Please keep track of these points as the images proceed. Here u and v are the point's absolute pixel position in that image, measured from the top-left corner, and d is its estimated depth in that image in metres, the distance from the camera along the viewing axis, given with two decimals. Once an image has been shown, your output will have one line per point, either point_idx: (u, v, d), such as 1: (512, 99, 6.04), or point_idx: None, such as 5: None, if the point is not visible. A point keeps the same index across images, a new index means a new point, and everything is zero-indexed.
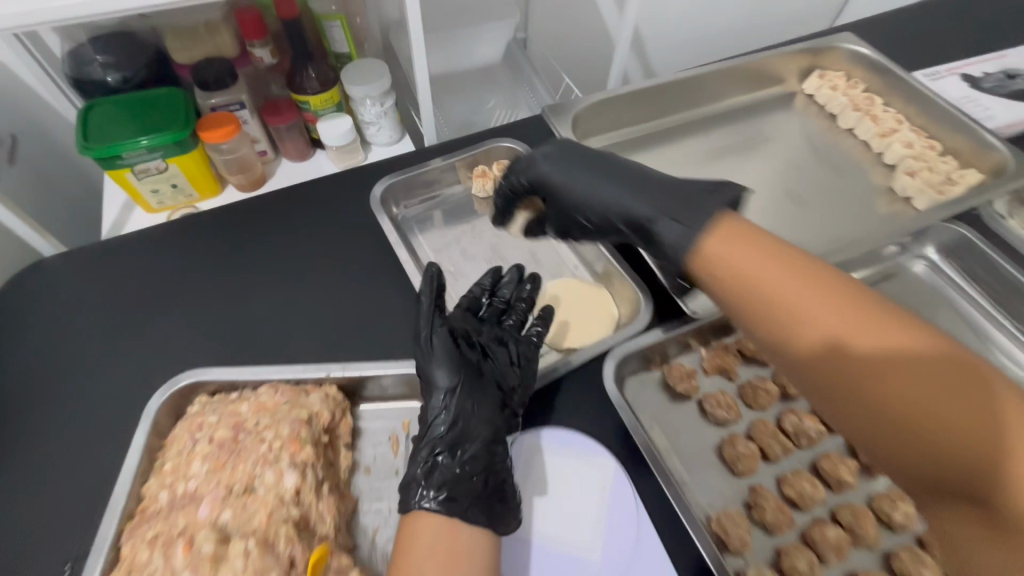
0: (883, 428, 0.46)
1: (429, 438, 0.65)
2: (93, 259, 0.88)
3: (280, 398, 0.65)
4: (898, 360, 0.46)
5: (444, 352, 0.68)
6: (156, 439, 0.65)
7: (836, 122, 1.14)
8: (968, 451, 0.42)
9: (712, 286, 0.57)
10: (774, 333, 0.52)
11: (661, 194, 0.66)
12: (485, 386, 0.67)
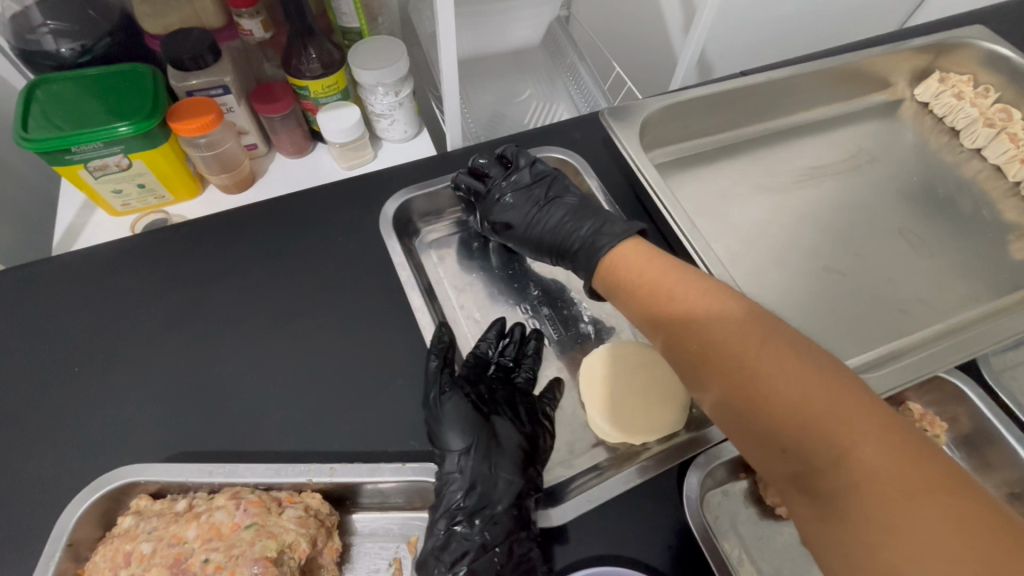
0: (732, 405, 0.45)
1: (443, 506, 0.52)
2: (33, 284, 0.70)
3: (243, 519, 0.47)
4: (747, 338, 0.45)
5: (456, 415, 0.55)
6: (77, 562, 0.48)
7: (956, 139, 0.91)
8: (810, 443, 0.39)
9: (616, 296, 0.60)
10: (675, 343, 0.51)
11: (578, 230, 0.66)
12: (506, 447, 0.55)
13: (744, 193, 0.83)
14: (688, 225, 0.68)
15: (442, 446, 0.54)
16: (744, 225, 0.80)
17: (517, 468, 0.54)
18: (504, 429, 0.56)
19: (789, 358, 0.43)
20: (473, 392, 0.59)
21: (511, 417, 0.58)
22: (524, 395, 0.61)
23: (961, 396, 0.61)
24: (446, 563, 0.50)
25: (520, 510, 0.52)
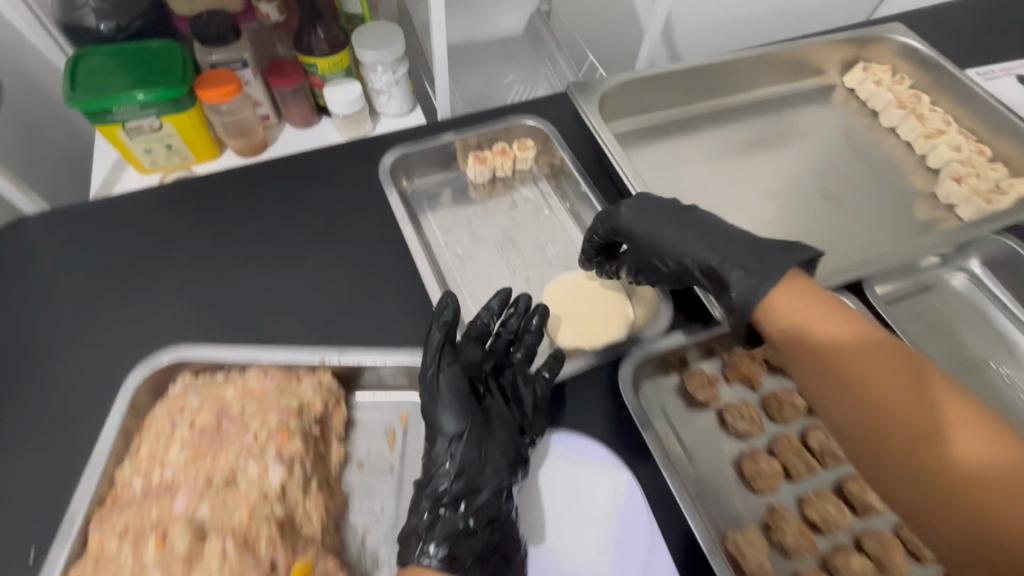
0: (924, 491, 0.43)
1: (433, 481, 0.59)
2: (74, 217, 0.80)
3: (269, 383, 0.60)
4: (931, 409, 0.44)
5: (455, 396, 0.61)
6: (134, 419, 0.60)
7: (876, 119, 1.06)
8: (1006, 523, 0.40)
9: (781, 344, 0.52)
10: (852, 409, 0.47)
11: (727, 252, 0.60)
12: (496, 436, 0.60)
13: (691, 160, 0.98)
14: (636, 177, 0.83)
15: (438, 429, 0.60)
16: (689, 186, 0.94)
17: (503, 455, 0.59)
18: (494, 409, 0.62)
19: (967, 423, 0.43)
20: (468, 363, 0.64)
21: (504, 403, 0.62)
22: (520, 374, 0.65)
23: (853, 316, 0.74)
24: (426, 534, 0.56)
25: (498, 493, 0.58)
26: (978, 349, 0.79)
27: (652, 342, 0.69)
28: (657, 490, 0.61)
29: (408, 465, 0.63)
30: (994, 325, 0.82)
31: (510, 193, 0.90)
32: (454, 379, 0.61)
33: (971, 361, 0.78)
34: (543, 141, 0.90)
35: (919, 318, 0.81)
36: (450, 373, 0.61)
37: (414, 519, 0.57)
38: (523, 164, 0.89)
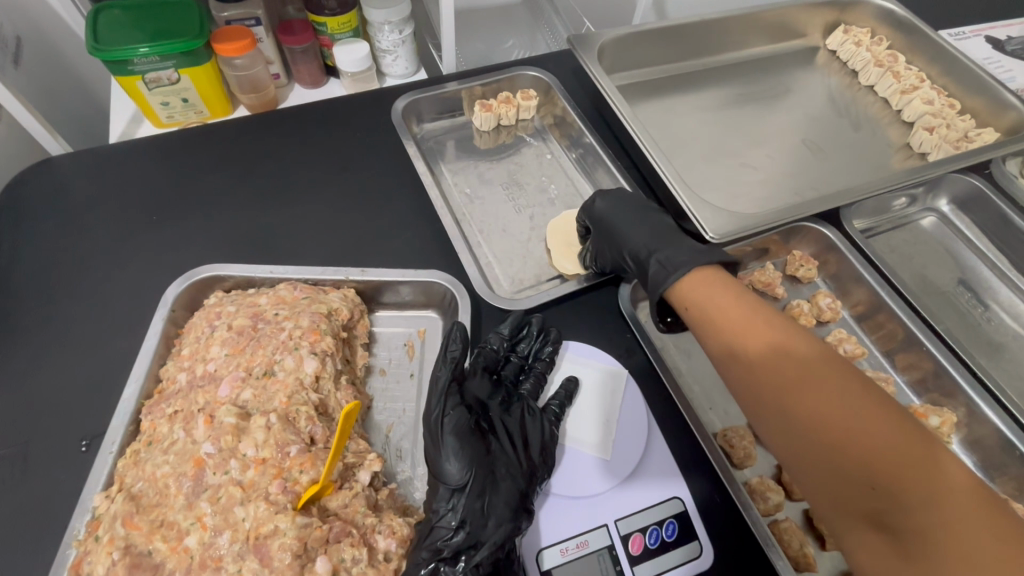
0: (814, 451, 0.47)
1: (433, 529, 0.53)
2: (102, 158, 0.84)
3: (299, 294, 0.65)
4: (816, 371, 0.49)
5: (459, 435, 0.57)
6: (173, 327, 0.65)
7: (856, 79, 1.13)
8: (881, 473, 0.43)
9: (698, 328, 0.59)
10: (752, 380, 0.52)
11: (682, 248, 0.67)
12: (502, 487, 0.55)
13: (682, 111, 1.04)
14: (631, 115, 0.87)
15: (440, 475, 0.55)
16: (680, 133, 1.00)
17: (510, 500, 0.54)
18: (501, 465, 0.56)
19: (840, 387, 0.47)
20: (480, 410, 0.61)
21: (519, 461, 0.57)
22: (539, 424, 0.61)
23: (833, 246, 0.80)
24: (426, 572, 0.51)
25: (504, 533, 0.53)
26: (947, 279, 0.85)
27: None
28: (653, 391, 0.67)
29: (426, 372, 0.69)
30: (963, 259, 0.88)
31: (515, 142, 0.96)
32: (458, 428, 0.57)
33: (939, 289, 0.84)
34: (545, 91, 0.97)
35: (892, 252, 0.88)
36: (454, 428, 0.57)
37: (413, 560, 0.52)
38: (526, 114, 0.96)
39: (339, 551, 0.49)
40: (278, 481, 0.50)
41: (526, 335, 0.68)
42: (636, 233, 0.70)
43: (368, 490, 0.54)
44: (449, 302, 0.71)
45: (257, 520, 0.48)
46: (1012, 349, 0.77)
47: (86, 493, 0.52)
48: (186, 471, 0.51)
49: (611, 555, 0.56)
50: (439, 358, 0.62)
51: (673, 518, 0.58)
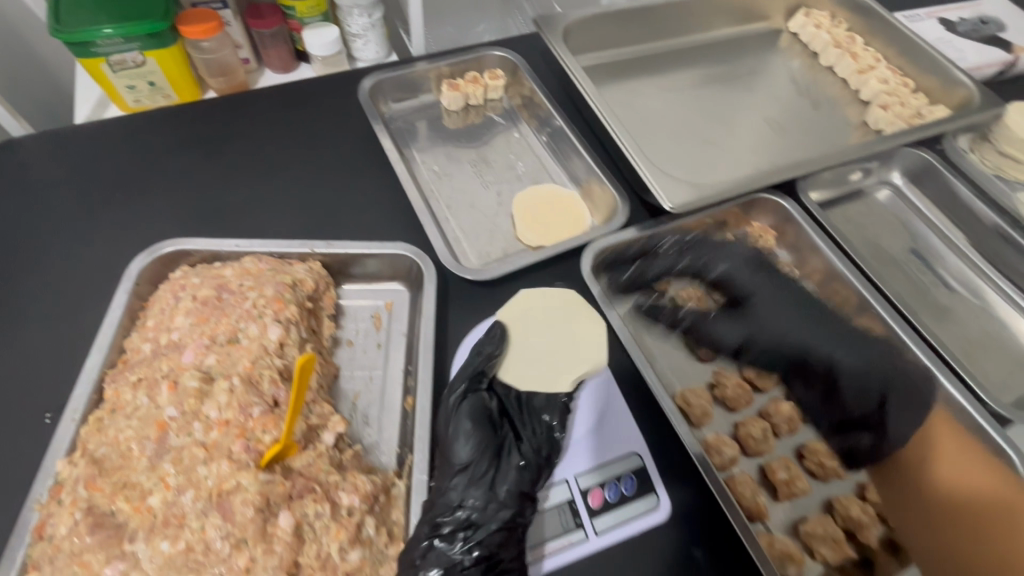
0: None
1: (436, 510, 0.53)
2: (65, 138, 0.84)
3: (265, 265, 0.66)
4: None
5: (482, 421, 0.57)
6: (138, 300, 0.65)
7: (817, 60, 1.16)
8: None
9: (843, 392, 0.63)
10: None
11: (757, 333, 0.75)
12: (507, 470, 0.55)
13: (648, 91, 1.06)
14: (593, 90, 0.88)
15: (450, 457, 0.56)
16: (645, 112, 1.02)
17: (515, 486, 0.54)
18: (511, 450, 0.57)
19: None
20: (509, 397, 0.61)
21: (528, 448, 0.57)
22: (551, 406, 0.60)
23: (790, 217, 0.83)
24: (422, 557, 0.50)
25: (503, 518, 0.52)
26: (898, 249, 0.89)
27: (608, 235, 0.77)
28: (614, 355, 0.69)
29: (393, 342, 0.70)
30: (914, 229, 0.92)
31: (484, 121, 0.98)
32: (473, 411, 0.58)
33: (891, 258, 0.88)
34: (512, 71, 0.98)
35: (847, 224, 0.91)
36: (473, 414, 0.58)
37: (414, 534, 0.52)
38: (495, 94, 0.98)
39: (302, 506, 0.50)
40: (240, 441, 0.51)
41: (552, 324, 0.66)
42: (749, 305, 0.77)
43: (332, 450, 0.55)
44: (415, 274, 0.73)
45: (220, 477, 0.49)
46: (956, 312, 0.82)
47: (48, 459, 0.53)
48: (150, 434, 0.52)
49: (570, 508, 0.58)
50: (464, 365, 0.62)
51: (631, 473, 0.60)
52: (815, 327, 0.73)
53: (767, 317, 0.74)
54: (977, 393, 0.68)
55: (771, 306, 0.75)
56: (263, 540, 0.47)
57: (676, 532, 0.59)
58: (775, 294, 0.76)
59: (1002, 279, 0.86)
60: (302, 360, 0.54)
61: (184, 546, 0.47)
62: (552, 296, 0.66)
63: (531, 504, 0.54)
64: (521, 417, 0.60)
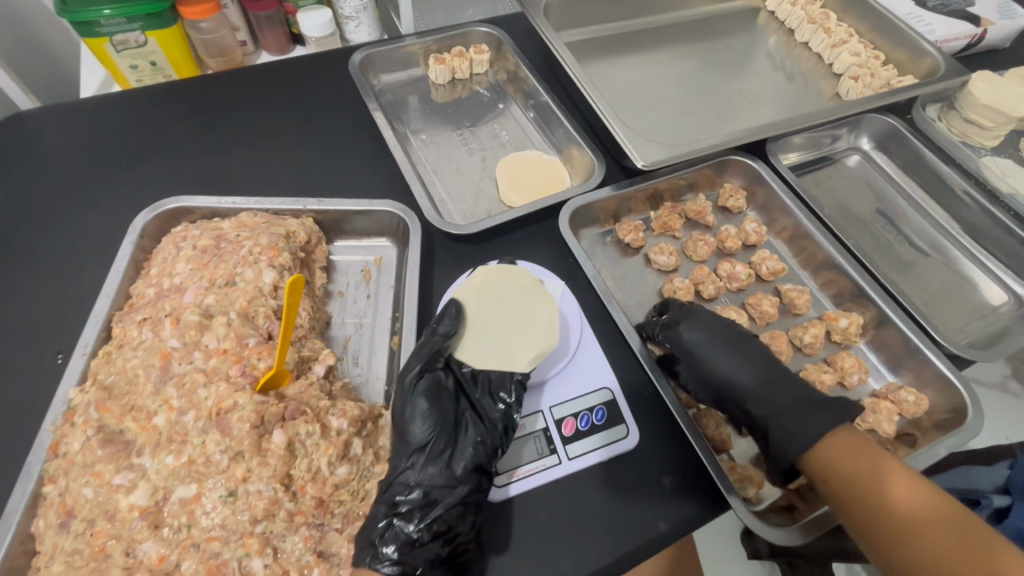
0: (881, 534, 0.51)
1: (394, 490, 0.54)
2: (72, 111, 0.88)
3: (260, 219, 0.70)
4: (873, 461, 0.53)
5: (436, 400, 0.58)
6: (142, 253, 0.70)
7: (793, 37, 1.20)
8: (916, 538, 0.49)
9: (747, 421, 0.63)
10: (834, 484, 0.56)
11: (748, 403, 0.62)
12: (462, 447, 0.55)
13: (628, 65, 1.10)
14: (567, 52, 0.91)
15: (407, 438, 0.57)
16: (625, 85, 1.06)
17: (467, 462, 0.54)
18: (466, 428, 0.57)
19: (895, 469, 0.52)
20: (464, 372, 0.64)
21: (484, 424, 0.58)
22: (505, 380, 0.62)
23: (759, 177, 0.87)
24: (378, 538, 0.51)
25: (458, 495, 0.53)
26: (865, 209, 0.94)
27: (584, 193, 0.81)
28: (588, 303, 0.74)
29: (381, 294, 0.75)
30: (881, 192, 0.96)
31: (470, 94, 1.02)
32: (429, 390, 0.59)
33: (858, 217, 0.93)
34: (496, 46, 1.03)
35: (817, 186, 0.96)
36: (428, 394, 0.58)
37: (373, 512, 0.53)
38: (480, 68, 1.03)
39: (295, 426, 0.54)
40: (237, 366, 0.56)
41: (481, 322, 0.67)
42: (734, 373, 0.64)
43: (323, 380, 0.60)
44: (402, 231, 0.77)
45: (218, 397, 0.54)
46: (917, 266, 0.86)
47: (61, 388, 0.57)
48: (154, 363, 0.56)
49: (545, 436, 0.62)
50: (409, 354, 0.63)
51: (602, 405, 0.65)
52: (739, 364, 0.64)
53: (711, 366, 0.65)
54: (933, 335, 0.71)
55: (715, 363, 0.65)
56: (258, 453, 0.52)
57: (647, 460, 0.62)
58: (721, 349, 0.66)
59: (964, 237, 0.90)
60: (291, 280, 0.59)
61: (186, 459, 0.51)
62: (508, 283, 0.70)
63: (487, 478, 0.55)
64: (478, 393, 0.62)
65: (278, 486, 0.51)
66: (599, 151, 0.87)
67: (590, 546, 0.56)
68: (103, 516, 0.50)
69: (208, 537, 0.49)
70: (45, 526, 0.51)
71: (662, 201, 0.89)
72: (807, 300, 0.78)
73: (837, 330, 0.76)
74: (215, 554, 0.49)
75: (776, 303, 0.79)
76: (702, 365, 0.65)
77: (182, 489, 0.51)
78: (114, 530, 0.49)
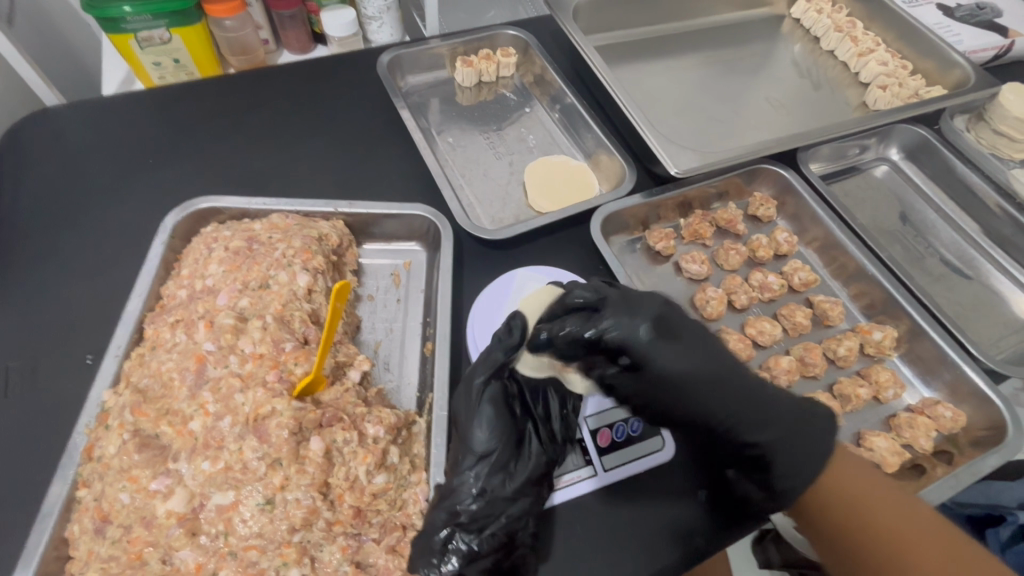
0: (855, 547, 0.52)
1: (456, 499, 0.53)
2: (99, 108, 0.88)
3: (292, 221, 0.69)
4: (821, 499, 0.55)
5: (502, 407, 0.57)
6: (172, 253, 0.69)
7: (819, 45, 1.19)
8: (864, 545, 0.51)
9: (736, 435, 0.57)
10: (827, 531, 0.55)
11: (741, 423, 0.57)
12: (528, 457, 0.55)
13: (654, 71, 1.09)
14: (598, 56, 0.90)
15: (471, 444, 0.55)
16: (651, 91, 1.05)
17: (535, 472, 0.54)
18: (532, 439, 0.56)
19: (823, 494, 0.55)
20: (526, 384, 0.61)
21: (548, 434, 0.58)
22: (562, 392, 0.62)
23: (791, 187, 0.86)
24: (437, 549, 0.50)
25: (524, 505, 0.53)
26: (894, 219, 0.93)
27: (615, 199, 0.80)
28: None
29: (411, 298, 0.74)
30: (910, 203, 0.95)
31: (496, 97, 1.02)
32: (496, 395, 0.58)
33: (888, 228, 0.92)
34: (523, 50, 1.02)
35: (846, 196, 0.95)
36: (495, 399, 0.58)
37: (430, 520, 0.52)
38: (507, 71, 1.02)
39: (332, 433, 0.53)
40: (275, 371, 0.55)
41: (563, 333, 0.57)
42: (701, 388, 0.56)
43: (358, 387, 0.60)
44: (433, 235, 0.76)
45: (256, 403, 0.53)
46: (949, 279, 0.85)
47: (95, 390, 0.56)
48: (189, 366, 0.55)
49: (581, 447, 0.61)
50: (480, 357, 0.61)
51: (638, 416, 0.63)
52: (699, 373, 0.56)
53: (703, 373, 0.56)
54: (970, 349, 0.70)
55: (714, 369, 0.57)
56: (296, 460, 0.51)
57: (683, 473, 0.61)
58: (693, 347, 0.57)
59: (995, 248, 0.89)
60: (336, 285, 0.60)
61: (223, 465, 0.50)
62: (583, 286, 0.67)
63: (548, 489, 0.55)
64: (539, 401, 0.61)
65: (316, 494, 0.50)
66: (630, 157, 0.87)
67: (629, 560, 0.55)
68: (139, 523, 0.49)
69: (246, 546, 0.49)
70: (80, 531, 0.50)
71: (691, 209, 0.88)
72: (841, 312, 0.78)
73: (870, 343, 0.75)
74: (254, 563, 0.48)
75: (809, 314, 0.78)
76: (681, 368, 0.56)
77: (218, 497, 0.50)
78: (151, 536, 0.48)
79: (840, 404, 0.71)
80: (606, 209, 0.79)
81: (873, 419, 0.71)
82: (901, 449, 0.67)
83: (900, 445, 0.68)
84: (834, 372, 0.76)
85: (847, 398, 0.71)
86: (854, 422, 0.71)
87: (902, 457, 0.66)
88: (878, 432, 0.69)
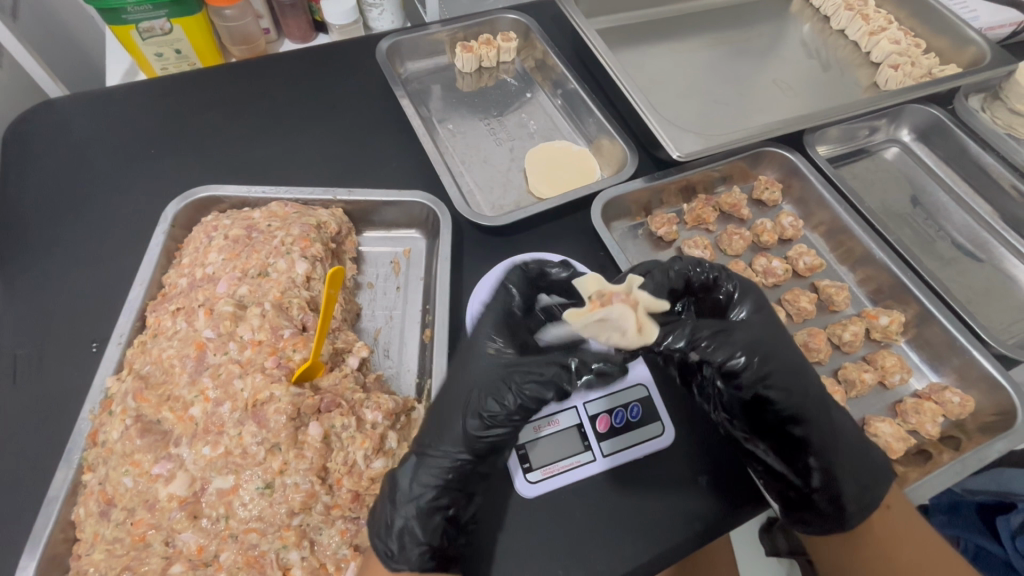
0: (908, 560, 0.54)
1: (422, 484, 0.52)
2: (102, 98, 0.88)
3: (290, 209, 0.69)
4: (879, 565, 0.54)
5: (502, 387, 0.52)
6: (173, 242, 0.70)
7: (829, 24, 1.16)
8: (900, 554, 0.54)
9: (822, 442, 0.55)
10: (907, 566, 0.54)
11: (823, 429, 0.55)
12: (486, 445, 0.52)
13: (658, 54, 1.07)
14: (599, 39, 0.88)
15: (455, 430, 0.53)
16: (654, 74, 1.03)
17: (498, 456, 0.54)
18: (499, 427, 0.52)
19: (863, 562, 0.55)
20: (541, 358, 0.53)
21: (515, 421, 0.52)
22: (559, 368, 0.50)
23: (796, 170, 0.84)
24: (400, 539, 0.50)
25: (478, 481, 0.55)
26: (904, 203, 0.91)
27: (616, 185, 0.79)
28: None
29: (411, 286, 0.74)
30: (921, 185, 0.93)
31: (497, 83, 1.01)
32: (484, 377, 0.53)
33: (898, 212, 0.90)
34: (524, 34, 1.00)
35: (854, 178, 0.93)
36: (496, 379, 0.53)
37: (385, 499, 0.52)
38: (507, 56, 1.01)
39: (330, 419, 0.54)
40: (273, 357, 0.55)
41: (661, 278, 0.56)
42: (807, 386, 0.55)
43: (356, 373, 0.60)
44: (432, 222, 0.76)
45: (254, 388, 0.53)
46: (960, 263, 0.83)
47: (99, 376, 0.57)
48: (189, 353, 0.56)
49: (579, 432, 0.60)
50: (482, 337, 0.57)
51: (637, 401, 0.62)
52: (798, 368, 0.55)
53: (797, 372, 0.55)
54: (980, 334, 0.69)
55: (798, 369, 0.55)
56: (295, 445, 0.52)
57: (682, 460, 0.61)
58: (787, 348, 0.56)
59: (1008, 231, 0.87)
60: (330, 272, 0.59)
61: (223, 450, 0.51)
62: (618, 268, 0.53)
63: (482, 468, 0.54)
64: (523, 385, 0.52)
65: (315, 479, 0.51)
66: (632, 142, 0.85)
67: (626, 547, 0.55)
68: (142, 506, 0.50)
69: (246, 529, 0.49)
70: (85, 514, 0.51)
71: (695, 193, 0.87)
72: (846, 297, 0.76)
73: (876, 328, 0.73)
74: (254, 545, 0.49)
75: (814, 300, 0.77)
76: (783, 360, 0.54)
77: (219, 481, 0.50)
78: (154, 519, 0.49)
79: (844, 389, 0.70)
80: (608, 195, 0.78)
81: (878, 405, 0.71)
82: (906, 435, 0.66)
83: (906, 432, 0.67)
84: (839, 357, 0.75)
85: (851, 383, 0.70)
86: (857, 409, 0.70)
87: (907, 442, 0.65)
88: (882, 418, 0.69)
